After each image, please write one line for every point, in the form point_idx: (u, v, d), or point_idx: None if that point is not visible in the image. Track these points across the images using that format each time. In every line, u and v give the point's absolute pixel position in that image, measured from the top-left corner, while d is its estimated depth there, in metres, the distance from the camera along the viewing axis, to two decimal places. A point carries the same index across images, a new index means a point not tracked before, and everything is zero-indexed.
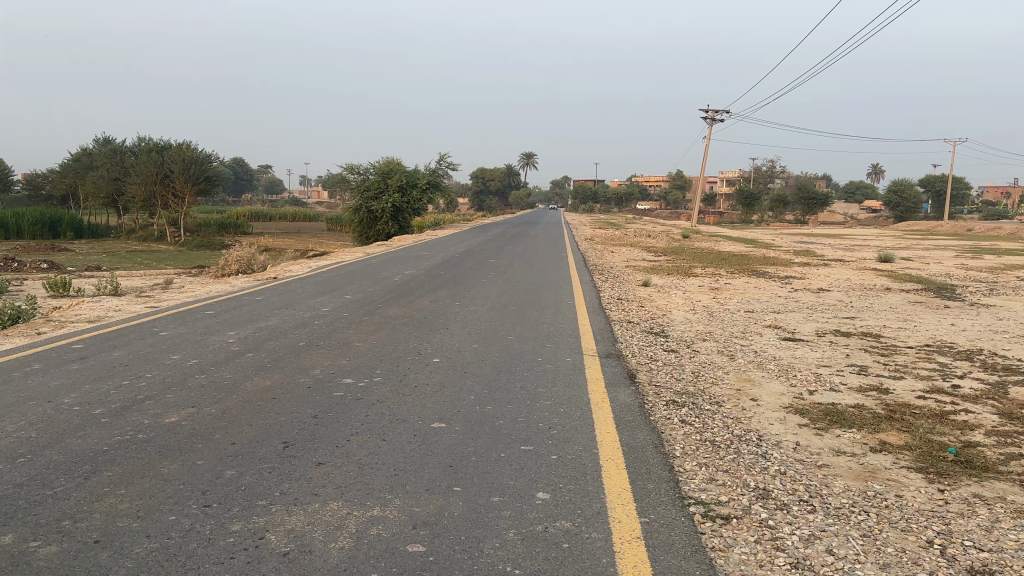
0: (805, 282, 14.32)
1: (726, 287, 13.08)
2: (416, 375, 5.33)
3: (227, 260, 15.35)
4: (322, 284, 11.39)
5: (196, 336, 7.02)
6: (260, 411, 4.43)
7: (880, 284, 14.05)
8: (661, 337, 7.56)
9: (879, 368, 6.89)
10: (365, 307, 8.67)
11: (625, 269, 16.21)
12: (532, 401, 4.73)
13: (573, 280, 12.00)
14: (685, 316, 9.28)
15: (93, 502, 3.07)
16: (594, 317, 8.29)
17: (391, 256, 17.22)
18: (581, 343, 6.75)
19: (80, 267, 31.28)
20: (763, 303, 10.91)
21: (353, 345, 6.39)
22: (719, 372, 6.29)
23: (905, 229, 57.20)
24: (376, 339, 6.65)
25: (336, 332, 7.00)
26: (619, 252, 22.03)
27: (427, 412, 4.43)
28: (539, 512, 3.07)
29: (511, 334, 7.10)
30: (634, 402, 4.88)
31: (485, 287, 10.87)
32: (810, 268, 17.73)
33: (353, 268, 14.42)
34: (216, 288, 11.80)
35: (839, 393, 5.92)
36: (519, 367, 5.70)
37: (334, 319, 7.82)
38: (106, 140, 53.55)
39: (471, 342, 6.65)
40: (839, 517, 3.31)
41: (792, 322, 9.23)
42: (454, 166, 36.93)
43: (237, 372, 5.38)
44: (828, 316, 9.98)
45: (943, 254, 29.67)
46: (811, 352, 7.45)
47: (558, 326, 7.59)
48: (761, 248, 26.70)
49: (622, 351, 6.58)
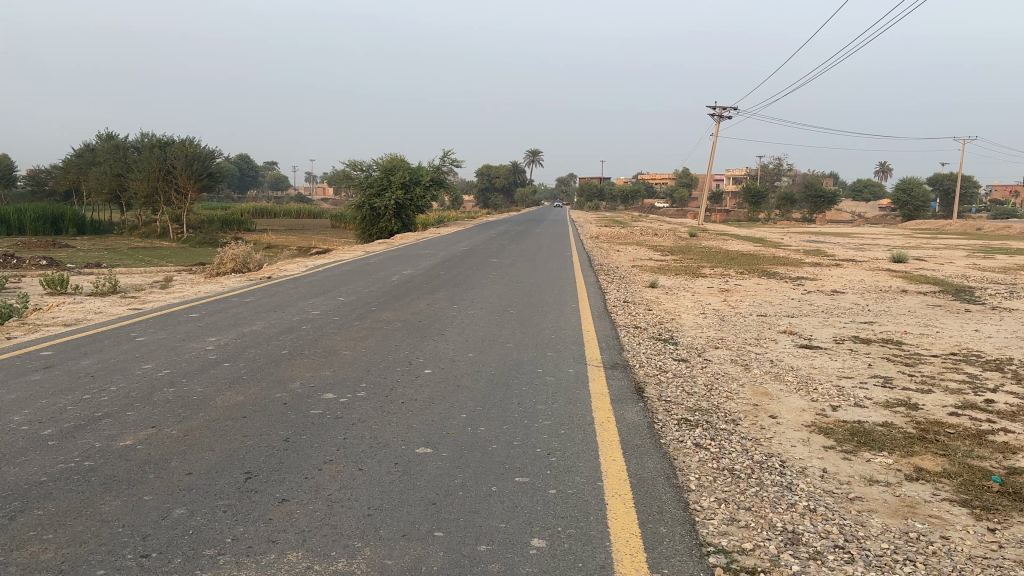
0: (817, 283, 13.83)
1: (736, 288, 12.61)
2: (404, 390, 4.87)
3: (222, 259, 14.94)
4: (316, 285, 10.96)
5: (173, 343, 6.57)
6: (227, 432, 3.99)
7: (896, 286, 13.55)
8: (671, 345, 7.08)
9: (904, 380, 6.40)
10: (358, 311, 8.22)
11: (631, 269, 15.75)
12: (529, 422, 4.27)
13: (577, 281, 11.54)
14: (694, 320, 8.79)
15: (11, 551, 2.64)
16: (599, 323, 7.82)
17: (392, 255, 16.79)
18: (585, 352, 6.29)
19: (79, 263, 30.95)
20: (777, 306, 10.42)
21: (339, 354, 5.93)
22: (732, 384, 5.82)
23: (914, 228, 56.56)
24: (364, 347, 6.20)
25: (323, 339, 6.55)
26: (625, 252, 21.53)
27: (412, 434, 3.97)
28: (533, 567, 2.62)
29: (510, 342, 6.63)
30: (642, 422, 4.41)
31: (486, 288, 10.41)
32: (822, 268, 17.23)
33: (351, 267, 13.97)
34: (206, 288, 11.37)
35: (864, 409, 5.43)
36: (517, 380, 5.24)
37: (323, 324, 7.37)
38: (110, 136, 53.28)
39: (467, 351, 6.20)
40: (882, 569, 2.83)
41: (807, 328, 8.74)
42: (458, 163, 36.44)
43: (208, 386, 4.94)
44: (844, 320, 9.48)
45: (955, 254, 29.09)
46: (830, 361, 6.96)
47: (560, 333, 7.13)
48: (770, 247, 26.16)
49: (628, 361, 6.11)
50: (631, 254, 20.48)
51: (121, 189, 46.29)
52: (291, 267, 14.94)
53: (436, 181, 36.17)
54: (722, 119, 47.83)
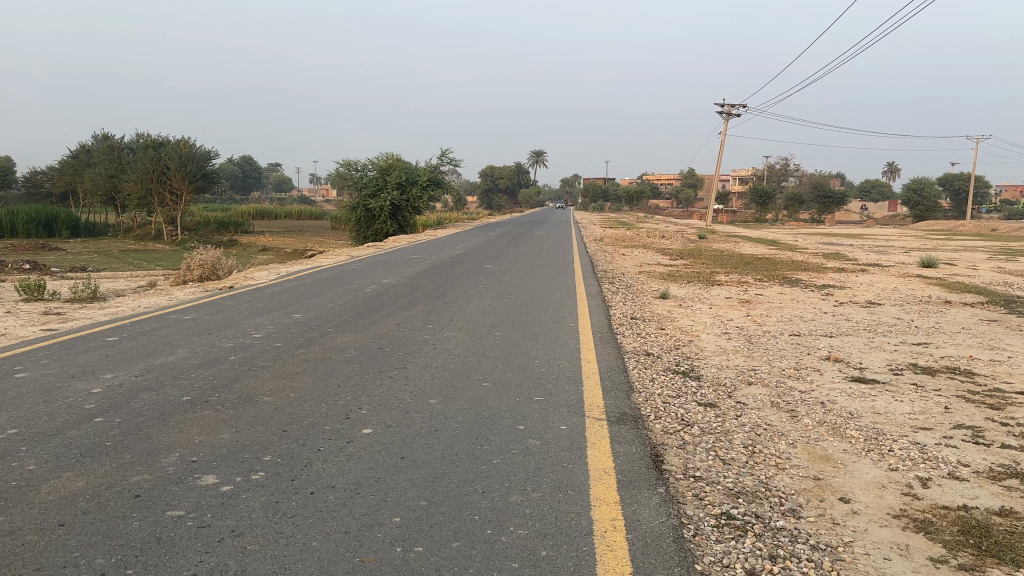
0: (847, 293, 12.32)
1: (758, 300, 11.12)
2: (320, 469, 3.42)
3: (190, 265, 13.51)
4: (276, 297, 9.52)
5: (54, 382, 5.12)
6: (11, 562, 2.54)
7: (936, 296, 12.03)
8: (693, 381, 5.59)
9: (1000, 430, 4.88)
10: (307, 332, 6.77)
11: (639, 275, 14.29)
12: (493, 534, 2.80)
13: (578, 294, 10.05)
14: (717, 343, 7.30)
15: None
16: (602, 350, 6.34)
17: (379, 260, 15.36)
18: (583, 397, 4.79)
19: (63, 267, 29.69)
20: (810, 324, 8.92)
21: (257, 403, 4.47)
22: (780, 446, 4.35)
23: (926, 229, 54.73)
24: (294, 390, 4.74)
25: (247, 377, 5.09)
26: (631, 256, 19.97)
27: (303, 567, 2.51)
28: None
29: (487, 379, 5.15)
30: (666, 531, 2.94)
31: (472, 302, 8.95)
32: (847, 273, 15.74)
33: (327, 275, 12.51)
34: (150, 300, 9.90)
35: (965, 484, 3.93)
36: (487, 446, 3.76)
37: (258, 353, 5.92)
38: (105, 136, 51.97)
39: (430, 394, 4.72)
40: None
41: (853, 353, 7.24)
42: (457, 162, 34.98)
43: (47, 462, 3.49)
44: (894, 342, 7.94)
45: (979, 257, 27.35)
46: (895, 403, 5.48)
47: (554, 366, 5.65)
48: (785, 250, 24.65)
49: (640, 410, 4.64)
50: (638, 258, 18.83)
51: (115, 189, 44.99)
52: (261, 274, 13.47)
53: (435, 181, 34.66)
54: (732, 118, 46.31)
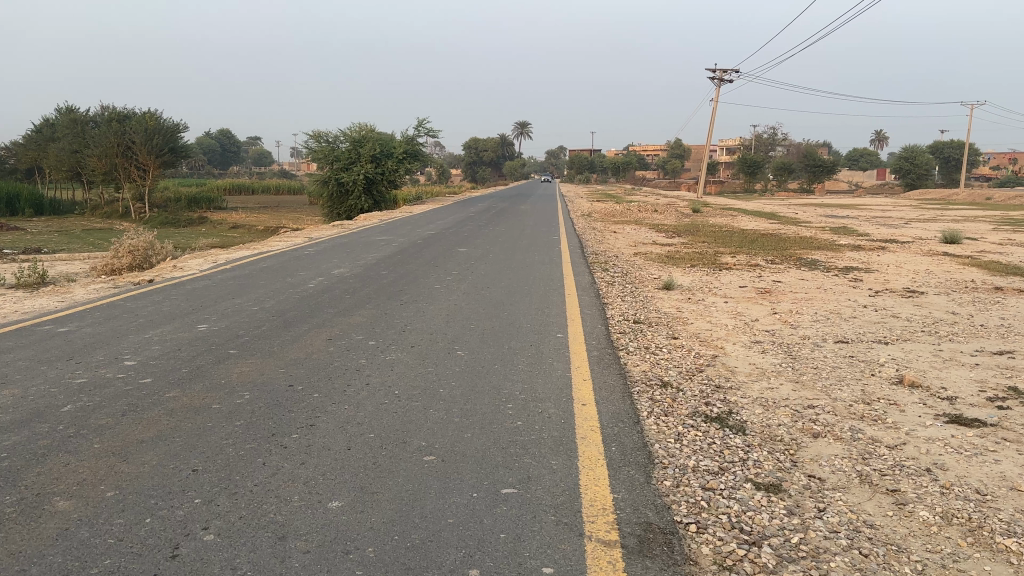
0: (879, 278, 10.57)
1: (779, 289, 9.37)
2: None
3: (117, 251, 11.60)
4: (192, 296, 7.68)
5: None
6: None
7: (982, 282, 10.27)
8: (735, 436, 3.85)
9: None
10: (196, 359, 4.94)
11: (634, 258, 12.56)
12: None
13: (565, 289, 8.27)
14: (750, 359, 5.55)
15: None
16: (603, 385, 4.55)
17: (340, 244, 13.48)
18: (579, 487, 3.03)
19: (17, 248, 27.63)
20: (853, 325, 7.19)
21: (42, 522, 2.68)
22: None
23: (919, 198, 53.24)
24: (116, 489, 2.94)
25: (60, 456, 3.28)
26: (623, 234, 18.19)
27: None
28: None
29: (430, 450, 3.37)
30: None
31: (432, 303, 7.15)
32: (866, 252, 14.00)
33: (271, 263, 10.65)
34: (37, 300, 8.01)
35: None
36: None
37: (111, 399, 4.12)
38: (70, 109, 49.24)
39: (335, 488, 2.94)
40: None
41: (928, 373, 5.51)
42: (435, 132, 32.87)
43: None
44: (969, 352, 6.21)
45: (987, 228, 25.65)
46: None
47: (535, 416, 3.88)
48: (789, 224, 22.89)
49: (671, 513, 2.86)
50: (632, 237, 17.05)
51: (79, 165, 42.63)
52: (197, 262, 11.56)
53: (412, 153, 32.63)
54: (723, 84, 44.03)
